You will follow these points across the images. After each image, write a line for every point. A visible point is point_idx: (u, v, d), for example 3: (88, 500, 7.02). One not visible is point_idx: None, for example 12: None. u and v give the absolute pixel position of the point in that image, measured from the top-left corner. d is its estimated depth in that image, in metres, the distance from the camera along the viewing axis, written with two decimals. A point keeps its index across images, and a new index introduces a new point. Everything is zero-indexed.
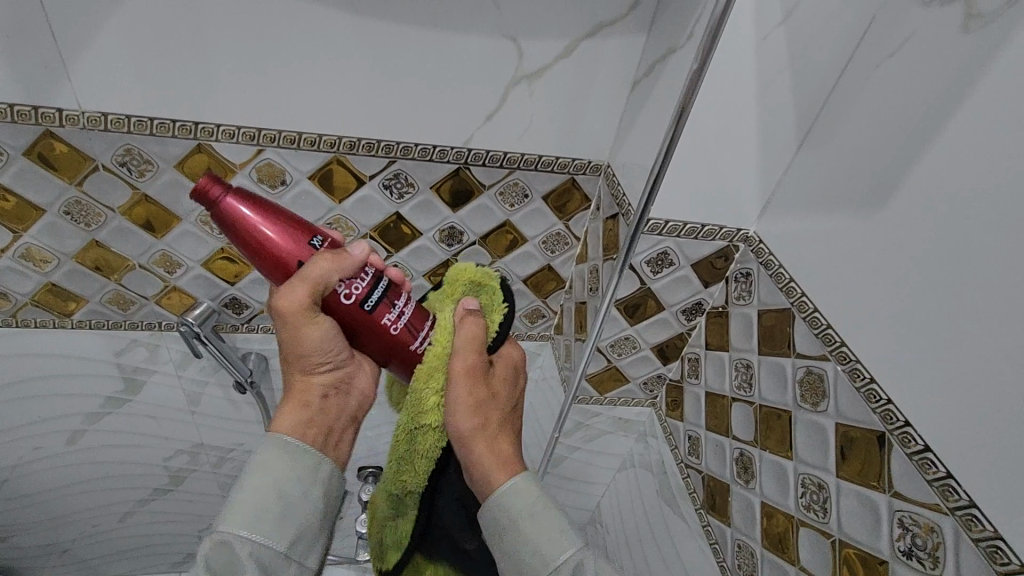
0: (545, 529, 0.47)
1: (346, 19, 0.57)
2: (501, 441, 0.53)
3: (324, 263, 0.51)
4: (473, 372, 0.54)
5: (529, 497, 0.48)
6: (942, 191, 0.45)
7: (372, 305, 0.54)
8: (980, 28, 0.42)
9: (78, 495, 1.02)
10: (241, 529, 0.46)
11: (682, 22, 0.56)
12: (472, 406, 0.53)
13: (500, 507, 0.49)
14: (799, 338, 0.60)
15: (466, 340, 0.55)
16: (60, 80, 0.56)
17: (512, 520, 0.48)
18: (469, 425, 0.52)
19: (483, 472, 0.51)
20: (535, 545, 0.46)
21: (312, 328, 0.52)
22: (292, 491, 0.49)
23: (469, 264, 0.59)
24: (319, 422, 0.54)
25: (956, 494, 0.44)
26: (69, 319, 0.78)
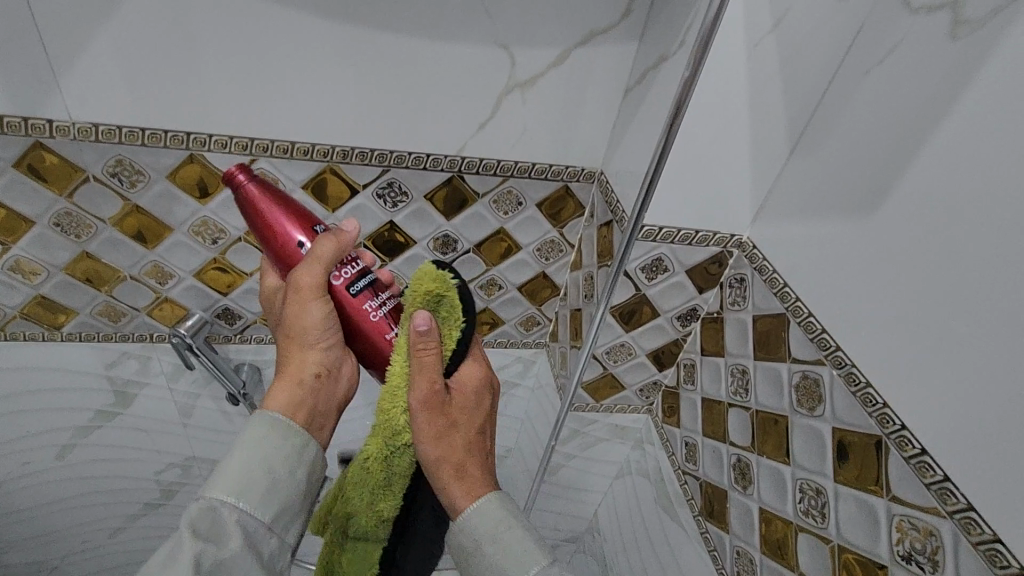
0: (510, 549, 0.48)
1: (340, 29, 0.57)
2: (469, 468, 0.52)
3: (326, 242, 0.53)
4: (434, 399, 0.50)
5: (494, 521, 0.50)
6: (933, 194, 0.45)
7: (359, 291, 0.54)
8: (967, 35, 0.42)
9: (67, 511, 1.00)
10: (228, 495, 0.45)
11: (673, 29, 0.56)
12: (435, 437, 0.50)
13: (466, 535, 0.50)
14: (795, 343, 0.60)
15: (426, 362, 0.50)
16: (51, 91, 0.56)
17: (477, 546, 0.49)
18: (435, 458, 0.50)
19: (452, 500, 0.51)
20: (501, 566, 0.48)
21: (312, 305, 0.52)
22: (279, 467, 0.48)
23: (429, 266, 0.52)
24: (310, 404, 0.53)
25: (954, 497, 0.44)
26: (58, 331, 0.77)
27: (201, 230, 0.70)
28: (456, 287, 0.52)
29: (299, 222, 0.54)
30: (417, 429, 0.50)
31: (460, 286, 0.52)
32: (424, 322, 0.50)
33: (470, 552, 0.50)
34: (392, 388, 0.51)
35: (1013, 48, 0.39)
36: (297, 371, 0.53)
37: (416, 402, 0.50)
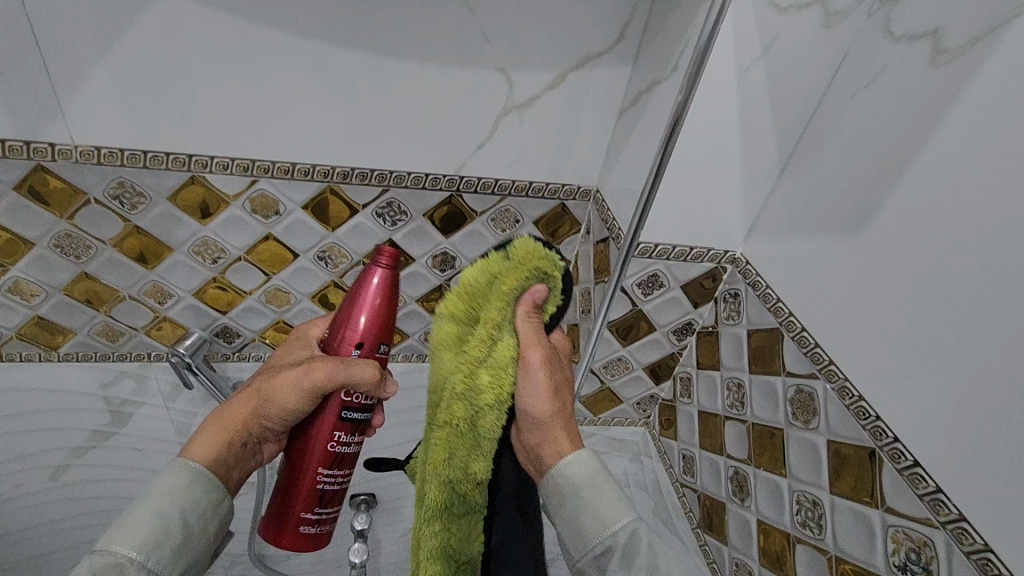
0: (605, 499, 0.44)
1: (342, 54, 0.58)
2: (575, 430, 0.49)
3: (370, 374, 0.53)
4: (540, 352, 0.50)
5: (595, 473, 0.46)
6: (920, 213, 0.47)
7: (345, 418, 0.55)
8: (948, 62, 0.44)
9: (60, 533, 0.99)
10: (135, 552, 0.42)
11: (667, 54, 0.58)
12: (549, 392, 0.49)
13: (565, 480, 0.46)
14: (789, 357, 0.61)
15: (528, 327, 0.50)
16: (53, 115, 0.56)
17: (576, 492, 0.45)
18: (545, 408, 0.48)
19: (554, 453, 0.47)
20: (594, 512, 0.44)
21: (298, 396, 0.53)
22: (192, 518, 0.47)
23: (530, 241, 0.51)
24: (227, 465, 0.52)
25: (947, 508, 0.45)
26: (55, 352, 0.77)
27: (201, 250, 0.71)
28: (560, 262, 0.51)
29: (375, 333, 0.54)
30: (527, 385, 0.49)
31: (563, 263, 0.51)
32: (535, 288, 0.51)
33: (567, 499, 0.45)
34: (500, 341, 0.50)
35: (991, 75, 0.41)
36: (232, 429, 0.53)
37: (525, 354, 0.49)
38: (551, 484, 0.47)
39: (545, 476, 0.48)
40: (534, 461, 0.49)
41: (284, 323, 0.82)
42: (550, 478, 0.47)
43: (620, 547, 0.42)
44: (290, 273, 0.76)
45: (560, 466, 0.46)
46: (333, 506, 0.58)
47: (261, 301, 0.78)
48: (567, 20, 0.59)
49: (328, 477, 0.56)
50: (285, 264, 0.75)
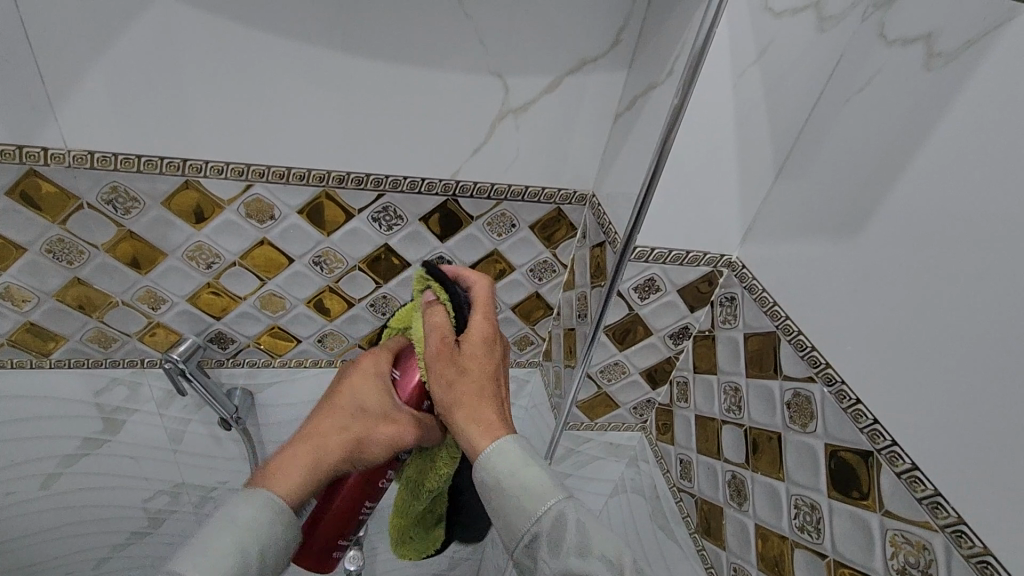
0: (528, 484, 0.45)
1: (337, 58, 0.58)
2: (483, 412, 0.50)
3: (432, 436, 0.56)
4: (439, 355, 0.51)
5: (514, 458, 0.47)
6: (916, 216, 0.47)
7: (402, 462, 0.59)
8: (942, 66, 0.45)
9: (50, 542, 0.97)
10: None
11: (661, 59, 0.58)
12: (444, 382, 0.51)
13: (487, 473, 0.47)
14: (786, 360, 0.61)
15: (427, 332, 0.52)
16: (46, 119, 0.56)
17: (499, 482, 0.46)
18: (446, 402, 0.51)
19: (466, 442, 0.49)
20: (517, 500, 0.45)
21: (383, 451, 0.56)
22: (262, 550, 0.48)
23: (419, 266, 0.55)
24: (306, 497, 0.55)
25: (946, 511, 0.45)
26: (47, 358, 0.76)
27: (195, 255, 0.70)
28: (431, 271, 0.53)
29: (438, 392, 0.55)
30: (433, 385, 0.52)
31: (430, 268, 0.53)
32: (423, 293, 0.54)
33: (492, 488, 0.46)
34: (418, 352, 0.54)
35: (984, 79, 0.42)
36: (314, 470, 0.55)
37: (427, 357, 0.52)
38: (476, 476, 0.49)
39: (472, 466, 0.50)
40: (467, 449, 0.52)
41: (279, 328, 0.81)
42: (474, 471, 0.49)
43: (547, 528, 0.43)
44: (284, 278, 0.75)
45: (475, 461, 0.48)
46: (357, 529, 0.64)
47: (256, 307, 0.78)
48: (563, 25, 0.60)
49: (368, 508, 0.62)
50: (280, 269, 0.74)
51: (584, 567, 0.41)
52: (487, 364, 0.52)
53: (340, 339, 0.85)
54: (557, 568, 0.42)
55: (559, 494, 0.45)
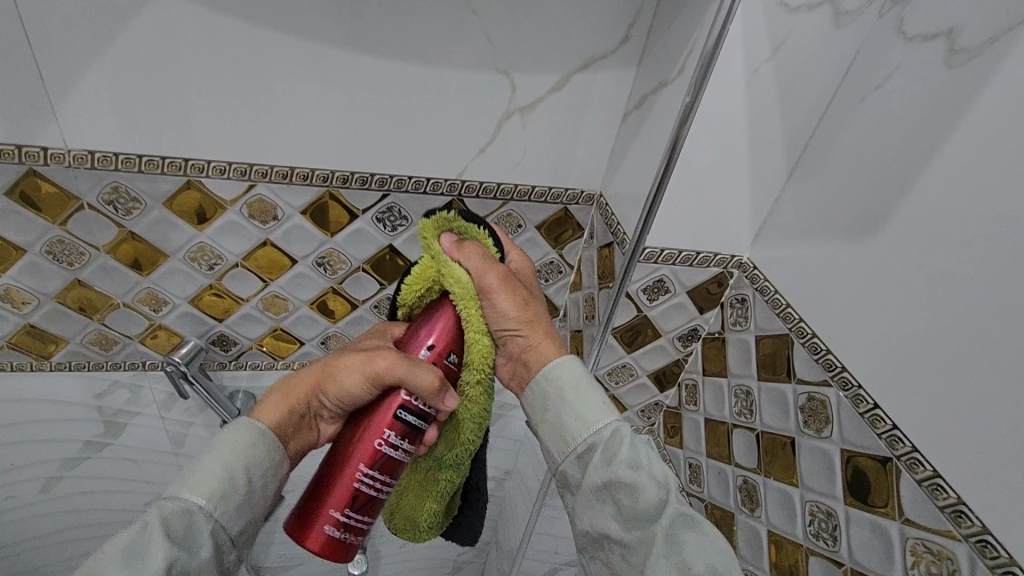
0: (587, 401, 0.45)
1: (339, 54, 0.57)
2: (552, 332, 0.51)
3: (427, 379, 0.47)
4: (509, 280, 0.50)
5: (575, 376, 0.47)
6: (937, 215, 0.46)
7: (398, 418, 0.49)
8: (965, 62, 0.43)
9: (51, 546, 0.96)
10: (205, 500, 0.41)
11: (673, 55, 0.57)
12: (518, 302, 0.49)
13: (550, 385, 0.47)
14: (799, 363, 0.60)
15: (478, 264, 0.49)
16: (46, 117, 0.55)
17: (559, 396, 0.46)
18: (521, 321, 0.49)
19: (543, 356, 0.49)
20: (577, 413, 0.45)
21: (353, 380, 0.50)
22: (256, 476, 0.44)
23: (427, 218, 0.50)
24: (288, 438, 0.50)
25: (969, 520, 0.43)
26: (47, 361, 0.75)
27: (197, 256, 0.69)
28: (457, 217, 0.51)
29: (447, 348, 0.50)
30: (493, 306, 0.49)
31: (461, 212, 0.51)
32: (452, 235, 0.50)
33: (549, 401, 0.47)
34: (458, 289, 0.48)
35: (1007, 75, 0.41)
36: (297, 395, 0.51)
37: (494, 287, 0.49)
38: (537, 394, 0.48)
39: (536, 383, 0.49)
40: (523, 371, 0.50)
41: (282, 329, 0.80)
42: (539, 384, 0.48)
43: (603, 443, 0.44)
44: (287, 279, 0.74)
45: (551, 371, 0.47)
46: (365, 513, 0.50)
47: (259, 308, 0.77)
48: (571, 23, 0.59)
49: (368, 479, 0.49)
50: (283, 270, 0.73)
51: (632, 478, 0.42)
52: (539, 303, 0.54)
53: (344, 342, 0.84)
54: (603, 477, 0.43)
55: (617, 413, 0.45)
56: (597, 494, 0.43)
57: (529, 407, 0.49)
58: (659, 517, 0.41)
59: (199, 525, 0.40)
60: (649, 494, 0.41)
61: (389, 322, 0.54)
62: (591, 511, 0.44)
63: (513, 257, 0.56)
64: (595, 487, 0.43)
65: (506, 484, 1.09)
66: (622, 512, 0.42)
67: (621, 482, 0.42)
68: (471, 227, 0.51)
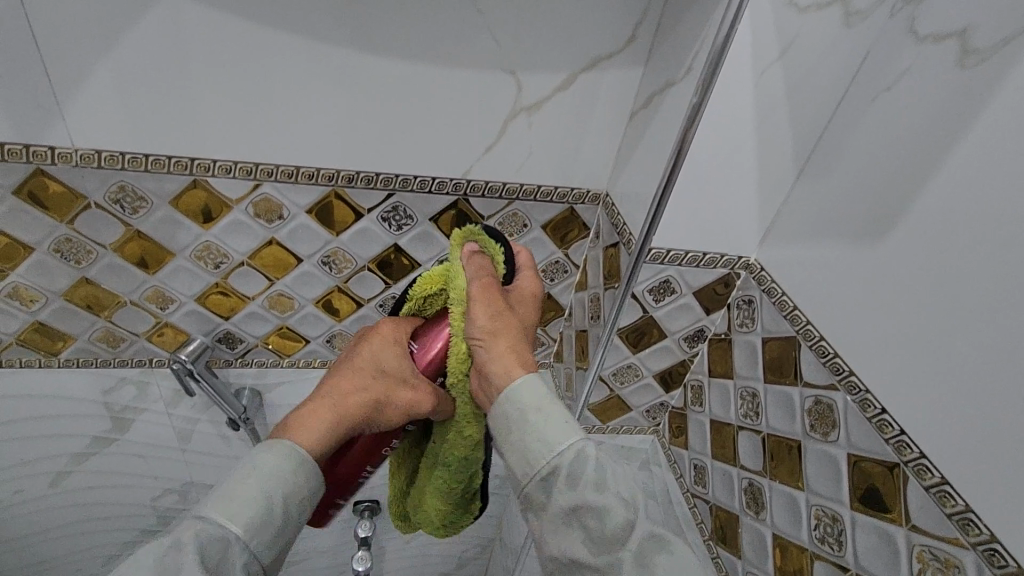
0: (552, 421, 0.43)
1: (343, 53, 0.56)
2: (522, 350, 0.48)
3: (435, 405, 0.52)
4: (492, 290, 0.50)
5: (539, 397, 0.44)
6: (949, 218, 0.45)
7: (403, 428, 0.53)
8: (978, 63, 0.43)
9: (61, 539, 0.97)
10: (240, 529, 0.38)
11: (680, 55, 0.56)
12: (489, 313, 0.49)
13: (512, 405, 0.44)
14: (806, 366, 0.60)
15: (474, 273, 0.51)
16: (53, 117, 0.55)
17: (522, 418, 0.44)
18: (486, 332, 0.48)
19: (501, 372, 0.46)
20: (541, 434, 0.43)
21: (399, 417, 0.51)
22: (292, 506, 0.42)
23: (457, 229, 0.53)
24: (325, 457, 0.48)
25: (977, 529, 0.43)
26: (56, 358, 0.76)
27: (203, 255, 0.70)
28: (479, 230, 0.52)
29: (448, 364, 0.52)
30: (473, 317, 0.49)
31: (484, 228, 0.52)
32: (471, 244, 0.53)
33: (512, 423, 0.44)
34: (452, 295, 0.51)
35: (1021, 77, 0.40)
36: (341, 421, 0.48)
37: (474, 294, 0.49)
38: (495, 408, 0.46)
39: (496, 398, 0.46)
40: (482, 384, 0.48)
41: (288, 328, 0.80)
42: (497, 399, 0.46)
43: (569, 465, 0.42)
44: (293, 277, 0.74)
45: (510, 387, 0.45)
46: (366, 494, 0.57)
47: (264, 306, 0.77)
48: (577, 22, 0.58)
49: (370, 472, 0.55)
50: (288, 269, 0.73)
51: (598, 501, 0.41)
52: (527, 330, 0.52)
53: (349, 340, 0.84)
54: (571, 501, 0.41)
55: (582, 432, 0.43)
56: (565, 518, 0.42)
57: (494, 429, 0.46)
58: (626, 540, 0.40)
59: (234, 553, 0.38)
60: (617, 516, 0.40)
61: (401, 329, 0.54)
62: (557, 535, 0.42)
63: (524, 282, 0.55)
64: (564, 511, 0.41)
65: (510, 482, 1.09)
66: (591, 537, 0.41)
67: (588, 507, 0.41)
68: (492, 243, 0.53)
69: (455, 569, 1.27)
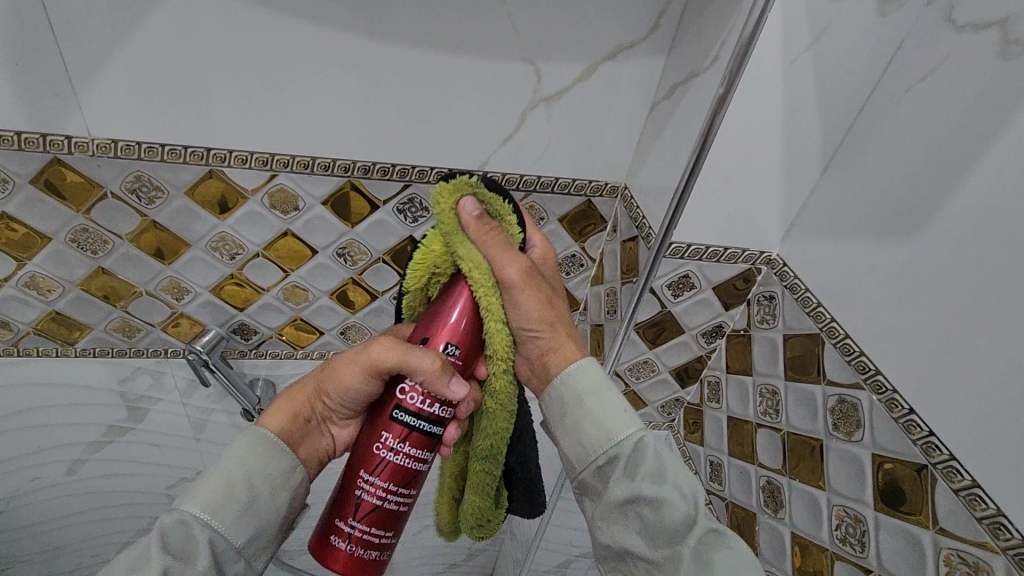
0: (608, 408, 0.46)
1: (360, 42, 0.55)
2: (572, 329, 0.51)
3: (428, 362, 0.46)
4: (531, 274, 0.48)
5: (595, 382, 0.48)
6: (984, 217, 0.44)
7: (399, 421, 0.48)
8: (1020, 54, 0.41)
9: (77, 526, 0.98)
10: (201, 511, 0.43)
11: (705, 44, 0.55)
12: (540, 301, 0.48)
13: (567, 391, 0.48)
14: (830, 364, 0.59)
15: (498, 256, 0.47)
16: (70, 105, 0.54)
17: (578, 404, 0.47)
18: (543, 321, 0.49)
19: (564, 360, 0.49)
20: (597, 422, 0.46)
21: (359, 372, 0.50)
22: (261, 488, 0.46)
23: (442, 182, 0.47)
24: (298, 440, 0.52)
25: (1008, 533, 0.42)
26: (72, 347, 0.76)
27: (219, 246, 0.69)
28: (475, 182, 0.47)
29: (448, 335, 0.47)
30: (519, 304, 0.48)
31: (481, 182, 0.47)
32: (467, 207, 0.47)
33: (568, 409, 0.48)
34: (477, 278, 0.47)
35: None
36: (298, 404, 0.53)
37: (515, 282, 0.47)
38: (553, 392, 0.49)
39: (552, 381, 0.49)
40: (539, 368, 0.50)
41: (303, 320, 0.80)
42: (556, 388, 0.49)
43: (625, 454, 0.45)
44: (308, 269, 0.74)
45: (571, 371, 0.48)
46: (371, 526, 0.50)
47: (279, 298, 0.77)
48: (600, 10, 0.57)
49: (368, 485, 0.49)
50: (304, 260, 0.73)
51: (655, 496, 0.44)
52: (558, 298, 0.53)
53: (363, 332, 0.84)
54: (626, 492, 0.45)
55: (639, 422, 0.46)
56: (620, 510, 0.45)
57: (547, 410, 0.50)
58: (686, 533, 0.44)
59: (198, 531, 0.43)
60: (676, 510, 0.43)
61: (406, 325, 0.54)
62: (614, 524, 0.46)
63: (536, 243, 0.54)
64: (619, 501, 0.45)
65: None
66: (646, 529, 0.44)
67: (645, 501, 0.44)
68: (494, 200, 0.48)
69: (465, 560, 1.27)
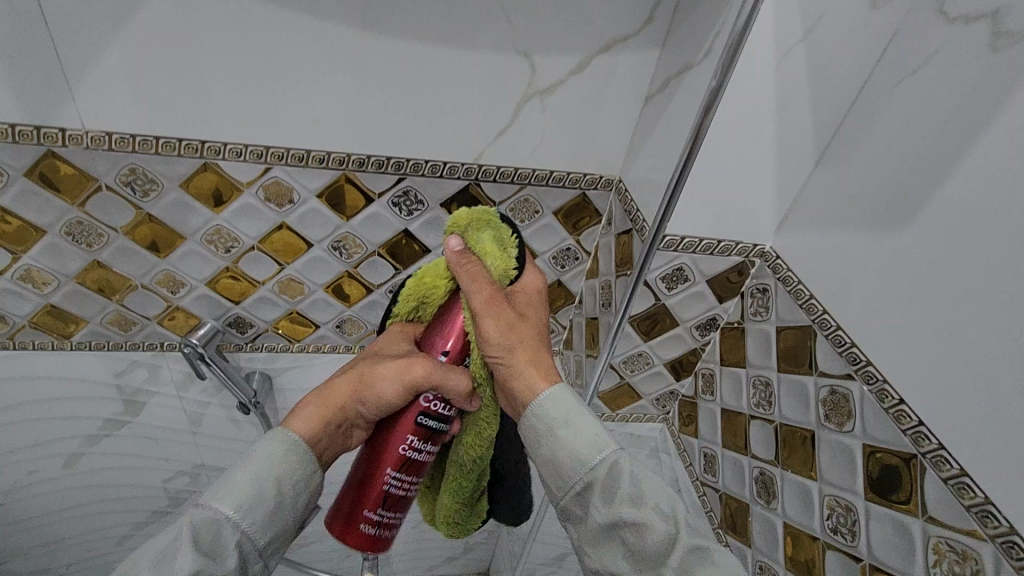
0: (579, 433, 0.45)
1: (354, 35, 0.55)
2: (541, 360, 0.51)
3: (454, 379, 0.51)
4: (495, 302, 0.52)
5: (564, 408, 0.47)
6: (973, 208, 0.44)
7: (421, 424, 0.53)
8: (1010, 45, 0.41)
9: (74, 519, 0.99)
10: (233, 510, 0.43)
11: (699, 36, 0.55)
12: (500, 327, 0.51)
13: (536, 420, 0.47)
14: (822, 356, 0.59)
15: (469, 282, 0.52)
16: (63, 97, 0.54)
17: (550, 432, 0.46)
18: (502, 347, 0.51)
19: (527, 390, 0.49)
20: (570, 449, 0.45)
21: (399, 385, 0.51)
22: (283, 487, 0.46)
23: (462, 209, 0.55)
24: (322, 447, 0.51)
25: (996, 521, 0.43)
26: (68, 340, 0.76)
27: (214, 239, 0.69)
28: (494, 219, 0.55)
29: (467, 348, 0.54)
30: (483, 329, 0.52)
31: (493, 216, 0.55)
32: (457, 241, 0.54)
33: (541, 439, 0.47)
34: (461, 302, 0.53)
35: None
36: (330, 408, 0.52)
37: (479, 309, 0.52)
38: (524, 423, 0.49)
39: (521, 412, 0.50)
40: (508, 395, 0.52)
41: (298, 313, 0.80)
42: (523, 416, 0.49)
43: (601, 479, 0.44)
44: (304, 262, 0.74)
45: (536, 400, 0.48)
46: (395, 511, 0.56)
47: (274, 291, 0.77)
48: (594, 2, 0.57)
49: (393, 480, 0.54)
50: (299, 254, 0.73)
51: (635, 517, 0.41)
52: (536, 329, 0.54)
53: (359, 326, 0.84)
54: (607, 518, 0.43)
55: (613, 445, 0.45)
56: (604, 533, 0.43)
57: (524, 440, 0.49)
58: (668, 556, 0.41)
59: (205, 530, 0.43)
60: (656, 533, 0.41)
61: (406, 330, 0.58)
62: (601, 552, 0.44)
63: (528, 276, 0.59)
64: (602, 526, 0.43)
65: None
66: (631, 553, 0.42)
67: (625, 522, 0.42)
68: (500, 233, 0.55)
69: (461, 553, 1.28)
